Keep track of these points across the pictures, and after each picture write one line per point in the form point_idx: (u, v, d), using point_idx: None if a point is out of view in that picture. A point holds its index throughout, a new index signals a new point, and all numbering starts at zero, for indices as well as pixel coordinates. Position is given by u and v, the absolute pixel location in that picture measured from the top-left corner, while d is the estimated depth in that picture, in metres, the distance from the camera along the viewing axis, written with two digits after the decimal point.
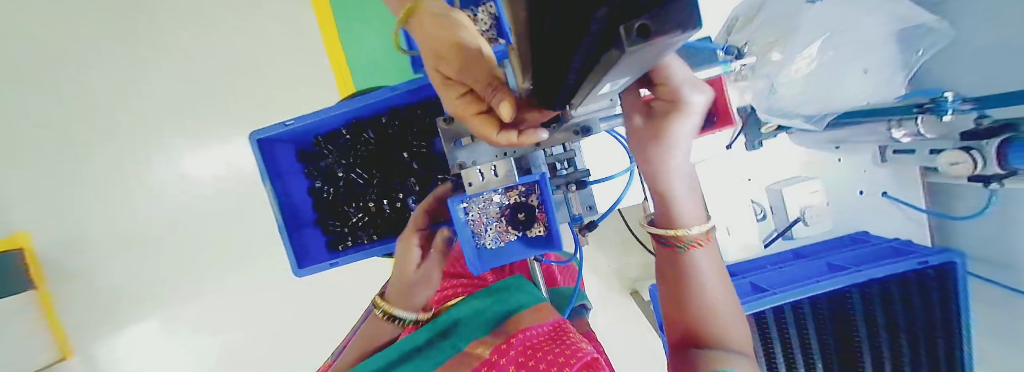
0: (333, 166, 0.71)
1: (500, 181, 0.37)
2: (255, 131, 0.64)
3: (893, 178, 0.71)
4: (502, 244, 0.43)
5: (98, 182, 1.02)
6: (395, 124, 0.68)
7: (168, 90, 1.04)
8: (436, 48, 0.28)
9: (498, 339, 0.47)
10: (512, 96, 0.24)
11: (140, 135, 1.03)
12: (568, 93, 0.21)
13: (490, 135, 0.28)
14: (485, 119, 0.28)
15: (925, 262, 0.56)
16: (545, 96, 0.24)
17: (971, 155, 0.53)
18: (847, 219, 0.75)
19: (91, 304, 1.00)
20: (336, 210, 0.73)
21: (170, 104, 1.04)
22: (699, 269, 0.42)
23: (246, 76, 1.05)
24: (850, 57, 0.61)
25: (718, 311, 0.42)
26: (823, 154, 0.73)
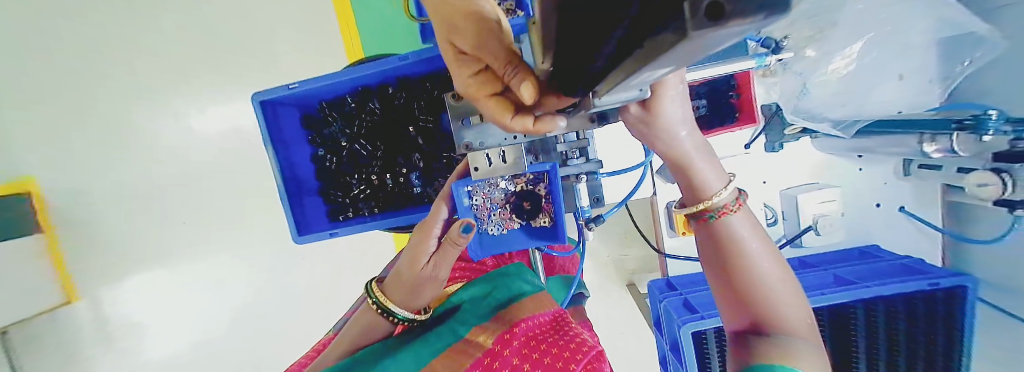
0: (337, 134, 0.69)
1: (509, 168, 0.36)
2: (258, 91, 0.62)
3: (911, 194, 0.69)
4: (505, 231, 0.42)
5: (100, 131, 1.00)
6: (403, 96, 0.65)
7: (170, 41, 1.00)
8: (450, 17, 0.26)
9: (498, 325, 0.47)
10: (534, 77, 0.22)
11: (142, 85, 1.01)
12: (594, 80, 0.19)
13: (503, 120, 0.26)
14: (499, 102, 0.26)
15: (936, 282, 0.54)
16: (568, 81, 0.21)
17: (1003, 176, 0.51)
18: (861, 231, 0.72)
19: (92, 251, 1.01)
20: (338, 181, 0.71)
21: (173, 56, 1.01)
22: (739, 239, 0.39)
23: (251, 32, 1.01)
24: (886, 61, 0.57)
25: (767, 281, 0.39)
26: (843, 162, 0.70)
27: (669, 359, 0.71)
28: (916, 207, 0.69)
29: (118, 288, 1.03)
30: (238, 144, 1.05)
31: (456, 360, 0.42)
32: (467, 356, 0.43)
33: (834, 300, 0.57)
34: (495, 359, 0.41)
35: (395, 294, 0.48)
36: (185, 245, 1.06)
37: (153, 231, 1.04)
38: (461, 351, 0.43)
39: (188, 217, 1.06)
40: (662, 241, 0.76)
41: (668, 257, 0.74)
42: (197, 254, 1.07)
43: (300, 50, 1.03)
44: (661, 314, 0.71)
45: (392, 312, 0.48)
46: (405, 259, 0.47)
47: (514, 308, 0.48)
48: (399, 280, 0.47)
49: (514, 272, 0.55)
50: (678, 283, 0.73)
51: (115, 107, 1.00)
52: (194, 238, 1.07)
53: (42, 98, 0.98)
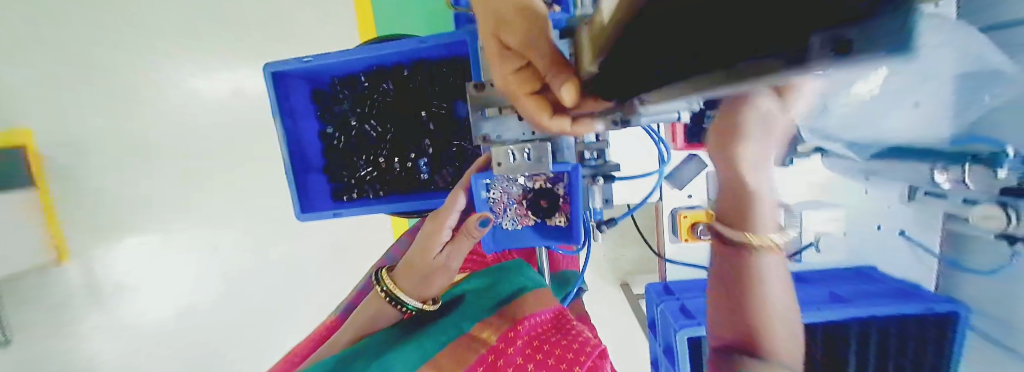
0: (347, 113, 0.68)
1: (532, 166, 0.36)
2: (271, 63, 0.61)
3: (914, 220, 0.69)
4: (519, 228, 0.42)
5: (100, 87, 0.97)
6: (417, 80, 0.64)
7: (180, 3, 0.99)
8: (499, 12, 0.25)
9: (503, 321, 0.46)
10: (579, 81, 0.22)
11: (147, 45, 0.99)
12: (646, 90, 0.19)
13: (541, 119, 0.26)
14: (537, 100, 0.26)
15: (929, 307, 0.56)
16: (616, 87, 0.21)
17: (1006, 210, 0.52)
18: (860, 252, 0.73)
19: (85, 210, 1.00)
20: (344, 161, 0.70)
21: (182, 19, 0.99)
22: (765, 271, 0.37)
23: (265, 0, 0.99)
24: (902, 86, 0.54)
25: (772, 314, 0.38)
26: (850, 182, 0.70)
27: (660, 361, 0.73)
28: (917, 233, 0.70)
29: (114, 248, 1.02)
30: (244, 113, 1.04)
31: (459, 355, 0.42)
32: (471, 353, 0.42)
33: (829, 316, 0.58)
34: (499, 356, 0.41)
35: (406, 281, 0.48)
36: (179, 211, 1.05)
37: (154, 194, 1.03)
38: (465, 345, 0.43)
39: (185, 184, 1.04)
40: (663, 246, 0.76)
41: (667, 262, 0.74)
42: (192, 222, 1.06)
43: (316, 24, 1.02)
44: (656, 317, 0.72)
45: (403, 302, 0.48)
46: (417, 246, 0.47)
47: (518, 303, 0.47)
48: (412, 268, 0.48)
49: (516, 266, 0.54)
50: (676, 287, 0.74)
51: (120, 65, 0.98)
52: (191, 205, 1.05)
53: (43, 49, 0.95)
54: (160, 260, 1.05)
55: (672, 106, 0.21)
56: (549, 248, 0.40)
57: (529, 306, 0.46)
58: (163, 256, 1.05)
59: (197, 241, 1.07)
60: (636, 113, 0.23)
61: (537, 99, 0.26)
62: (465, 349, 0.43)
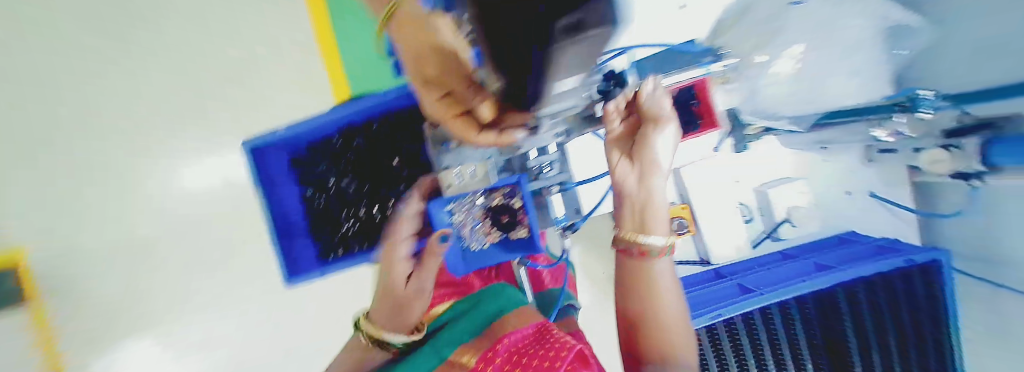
0: (326, 173, 0.72)
1: (478, 182, 0.40)
2: (249, 138, 0.65)
3: (877, 180, 0.72)
4: (486, 246, 0.45)
5: (97, 189, 1.02)
6: (386, 131, 0.69)
7: (158, 99, 1.03)
8: (411, 53, 0.29)
9: (483, 344, 0.46)
10: (491, 100, 0.27)
11: (132, 144, 1.03)
12: (532, 100, 0.24)
13: (471, 137, 0.32)
14: (467, 119, 0.31)
15: (910, 260, 0.56)
16: (514, 104, 0.26)
17: (952, 152, 0.54)
18: (836, 219, 0.75)
19: (78, 316, 1.00)
20: (328, 219, 0.73)
21: (159, 113, 1.03)
22: (657, 280, 0.43)
23: (237, 83, 1.04)
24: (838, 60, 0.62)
25: (664, 326, 0.42)
26: (807, 153, 0.74)
27: None
28: (886, 192, 0.72)
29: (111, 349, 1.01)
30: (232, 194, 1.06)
31: None
32: None
33: (814, 286, 0.59)
34: None
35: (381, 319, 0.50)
36: (169, 301, 1.04)
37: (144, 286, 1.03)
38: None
39: (174, 273, 1.04)
40: None
41: None
42: (182, 311, 1.04)
43: (288, 98, 1.05)
44: None
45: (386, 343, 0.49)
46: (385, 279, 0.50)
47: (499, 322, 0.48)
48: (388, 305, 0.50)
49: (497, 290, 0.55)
50: None
51: (114, 165, 1.03)
52: (180, 294, 1.04)
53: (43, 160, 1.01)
54: (153, 356, 1.03)
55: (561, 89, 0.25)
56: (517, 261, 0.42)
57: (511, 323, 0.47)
58: (156, 352, 1.03)
59: (188, 330, 1.04)
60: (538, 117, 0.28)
61: (465, 118, 0.31)
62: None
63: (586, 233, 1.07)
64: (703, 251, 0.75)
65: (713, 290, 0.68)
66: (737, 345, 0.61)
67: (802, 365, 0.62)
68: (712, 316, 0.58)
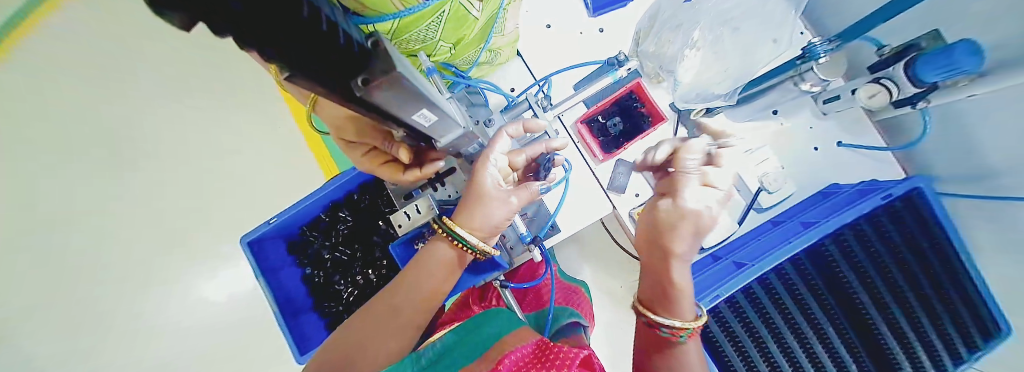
0: (320, 250, 0.77)
1: (424, 214, 0.51)
2: (246, 234, 0.72)
3: (839, 129, 0.74)
4: None
5: (139, 312, 1.11)
6: (366, 198, 0.75)
7: (163, 225, 1.11)
8: (336, 122, 0.35)
9: (482, 363, 0.42)
10: (406, 145, 0.33)
11: (148, 271, 1.11)
12: (429, 133, 0.30)
13: (399, 176, 0.36)
14: (393, 164, 0.36)
15: (890, 194, 0.56)
16: (418, 139, 0.32)
17: (886, 83, 0.56)
18: (816, 177, 0.74)
19: None
20: (330, 292, 0.77)
21: (169, 237, 1.11)
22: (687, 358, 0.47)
23: (233, 190, 1.12)
24: (755, 32, 0.63)
25: None
26: (761, 121, 0.76)
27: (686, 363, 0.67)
28: (850, 138, 0.73)
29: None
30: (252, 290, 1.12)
31: None
32: None
33: (801, 242, 0.58)
34: None
35: (414, 271, 0.49)
36: None
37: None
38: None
39: None
40: None
41: None
42: None
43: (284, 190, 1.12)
44: None
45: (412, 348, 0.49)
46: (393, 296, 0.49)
47: (499, 343, 0.46)
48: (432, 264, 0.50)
49: (495, 315, 0.54)
50: None
51: (145, 286, 1.11)
52: None
53: (86, 295, 1.10)
54: None
55: (456, 134, 0.31)
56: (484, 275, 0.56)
57: (511, 344, 0.45)
58: None
59: None
60: (445, 149, 0.33)
61: (393, 165, 0.36)
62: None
63: (590, 252, 1.07)
64: (694, 239, 0.74)
65: (710, 274, 0.66)
66: (747, 324, 0.59)
67: (823, 331, 0.57)
68: (711, 299, 0.57)
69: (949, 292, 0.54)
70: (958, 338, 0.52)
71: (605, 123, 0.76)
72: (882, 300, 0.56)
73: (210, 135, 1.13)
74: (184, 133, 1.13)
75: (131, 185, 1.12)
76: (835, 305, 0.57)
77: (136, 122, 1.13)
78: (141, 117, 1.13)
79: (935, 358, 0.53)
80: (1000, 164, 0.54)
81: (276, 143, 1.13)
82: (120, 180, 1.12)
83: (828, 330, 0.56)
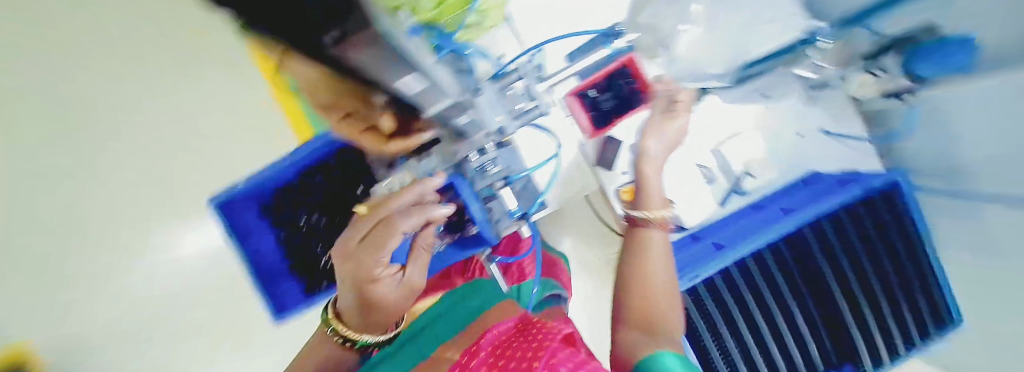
0: (294, 215, 0.74)
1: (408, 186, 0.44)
2: (214, 197, 0.69)
3: (826, 116, 0.74)
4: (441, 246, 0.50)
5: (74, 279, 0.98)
6: (343, 163, 0.71)
7: (103, 186, 0.99)
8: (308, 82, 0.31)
9: (466, 339, 0.44)
10: (390, 114, 0.31)
11: (85, 239, 0.99)
12: (414, 105, 0.28)
13: (382, 146, 0.35)
14: (376, 132, 0.34)
15: (868, 187, 0.59)
16: (403, 111, 0.30)
17: None
18: (795, 163, 0.76)
19: None
20: (306, 257, 0.75)
21: (111, 200, 1.00)
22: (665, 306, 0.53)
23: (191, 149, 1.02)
24: (753, 12, 0.63)
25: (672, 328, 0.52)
26: (754, 105, 0.75)
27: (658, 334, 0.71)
28: (837, 127, 0.74)
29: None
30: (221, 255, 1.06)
31: None
32: None
33: (778, 229, 0.61)
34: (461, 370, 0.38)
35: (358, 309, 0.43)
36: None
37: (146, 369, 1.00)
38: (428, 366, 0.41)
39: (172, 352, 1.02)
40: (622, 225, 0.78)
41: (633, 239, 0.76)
42: None
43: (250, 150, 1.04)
44: None
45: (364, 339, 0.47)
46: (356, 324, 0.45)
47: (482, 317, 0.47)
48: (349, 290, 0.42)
49: (482, 286, 0.56)
50: None
51: (86, 248, 0.99)
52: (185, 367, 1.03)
53: (15, 257, 0.97)
54: None
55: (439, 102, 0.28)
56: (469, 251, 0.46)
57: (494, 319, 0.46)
58: None
59: None
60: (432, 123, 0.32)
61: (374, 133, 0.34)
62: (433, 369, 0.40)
63: (569, 228, 1.08)
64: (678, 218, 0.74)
65: (692, 252, 0.69)
66: (722, 304, 0.62)
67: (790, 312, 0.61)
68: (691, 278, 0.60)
69: (908, 281, 0.58)
70: (912, 322, 0.58)
71: (596, 98, 0.73)
72: (847, 286, 0.60)
73: (157, 86, 1.00)
74: (123, 81, 0.99)
75: (62, 134, 0.97)
76: (806, 291, 0.61)
77: (69, 62, 0.97)
78: (73, 56, 0.97)
79: (890, 341, 0.58)
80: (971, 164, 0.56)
81: (238, 99, 1.03)
82: (55, 132, 0.97)
83: (796, 312, 0.61)
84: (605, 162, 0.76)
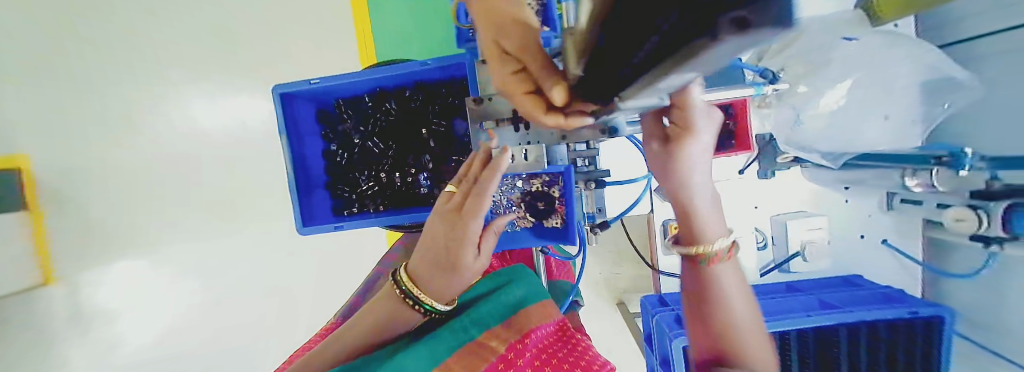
0: (351, 131, 0.72)
1: (530, 164, 0.40)
2: (280, 84, 0.64)
3: (894, 228, 0.72)
4: (516, 229, 0.46)
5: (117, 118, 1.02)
6: (419, 99, 0.68)
7: (175, 34, 1.03)
8: (502, 24, 0.29)
9: (508, 333, 0.47)
10: (564, 82, 0.25)
11: (141, 75, 1.02)
12: (616, 86, 0.22)
13: (534, 115, 0.28)
14: (529, 93, 0.29)
15: (916, 312, 0.57)
16: (593, 89, 0.24)
17: (976, 213, 0.50)
18: (848, 263, 0.75)
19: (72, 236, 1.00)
20: (348, 177, 0.73)
21: (177, 49, 1.02)
22: (726, 294, 0.44)
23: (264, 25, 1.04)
24: (874, 104, 0.61)
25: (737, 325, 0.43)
26: (829, 191, 0.74)
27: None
28: (898, 240, 0.72)
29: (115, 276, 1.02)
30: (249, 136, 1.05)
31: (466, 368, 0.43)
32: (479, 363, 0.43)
33: (817, 321, 0.59)
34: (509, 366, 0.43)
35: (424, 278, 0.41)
36: (175, 234, 1.04)
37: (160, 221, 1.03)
38: (474, 355, 0.44)
39: (178, 210, 1.04)
40: (657, 257, 0.80)
41: (663, 274, 0.77)
42: (185, 245, 1.05)
43: (316, 56, 1.07)
44: (653, 328, 0.73)
45: (422, 303, 0.43)
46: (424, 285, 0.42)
47: (523, 313, 0.49)
48: (425, 254, 0.40)
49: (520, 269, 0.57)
50: (670, 299, 0.76)
51: (137, 94, 1.02)
52: (184, 229, 1.04)
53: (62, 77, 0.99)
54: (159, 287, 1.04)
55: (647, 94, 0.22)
56: (544, 247, 0.43)
57: (536, 319, 0.48)
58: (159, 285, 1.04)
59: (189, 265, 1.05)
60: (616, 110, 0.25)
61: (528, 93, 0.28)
62: (474, 359, 0.44)
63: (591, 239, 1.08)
64: None
65: None
66: None
67: None
68: None
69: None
70: None
71: None
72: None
73: None
74: None
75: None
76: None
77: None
78: None
79: None
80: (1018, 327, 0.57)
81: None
82: None
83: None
84: None
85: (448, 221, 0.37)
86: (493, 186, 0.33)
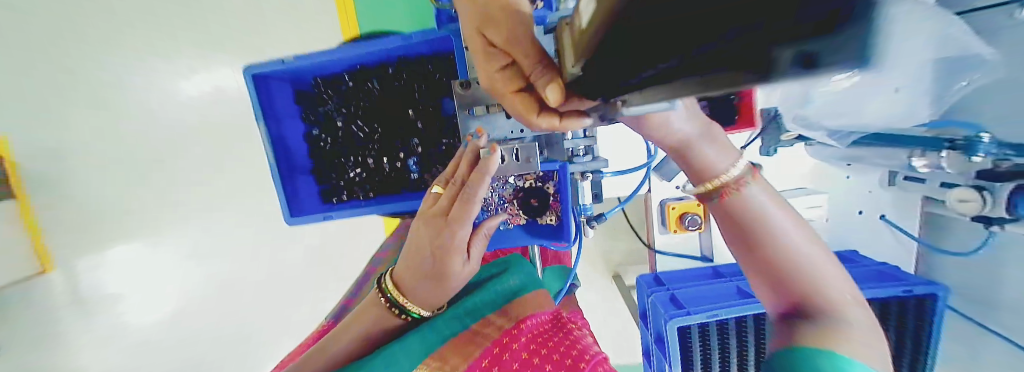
0: (333, 114, 0.67)
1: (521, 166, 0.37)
2: (251, 65, 0.59)
3: (893, 203, 0.72)
4: (509, 226, 0.44)
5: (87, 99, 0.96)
6: (403, 78, 0.63)
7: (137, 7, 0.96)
8: (483, 9, 0.24)
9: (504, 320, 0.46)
10: (562, 80, 0.22)
11: (101, 54, 0.96)
12: (623, 89, 0.19)
13: (528, 117, 0.26)
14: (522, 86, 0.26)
15: (911, 290, 0.58)
16: (595, 89, 0.21)
17: (982, 195, 0.50)
18: (843, 239, 0.75)
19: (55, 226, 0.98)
20: (333, 163, 0.69)
21: (140, 23, 0.96)
22: (769, 220, 0.41)
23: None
24: (893, 81, 0.53)
25: (792, 249, 0.40)
26: (830, 167, 0.72)
27: (651, 349, 0.74)
28: (896, 216, 0.72)
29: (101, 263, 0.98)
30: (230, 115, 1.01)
31: (463, 354, 0.42)
32: (474, 349, 0.43)
33: None
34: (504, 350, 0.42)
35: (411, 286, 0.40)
36: (156, 220, 1.01)
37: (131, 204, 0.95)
38: (469, 343, 0.43)
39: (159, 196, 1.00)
40: (653, 237, 0.79)
41: (659, 252, 0.77)
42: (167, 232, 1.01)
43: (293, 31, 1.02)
44: (648, 307, 0.74)
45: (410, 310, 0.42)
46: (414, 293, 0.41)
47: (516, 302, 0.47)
48: (411, 260, 0.39)
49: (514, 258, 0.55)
50: (666, 277, 0.77)
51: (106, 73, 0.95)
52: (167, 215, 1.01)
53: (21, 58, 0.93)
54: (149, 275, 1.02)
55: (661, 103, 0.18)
56: (540, 245, 0.42)
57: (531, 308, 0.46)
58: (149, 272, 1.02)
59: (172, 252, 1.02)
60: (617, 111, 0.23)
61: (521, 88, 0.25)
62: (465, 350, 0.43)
63: None
64: (708, 250, 0.77)
65: (712, 287, 0.69)
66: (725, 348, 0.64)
67: None
68: (709, 316, 0.60)
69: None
70: None
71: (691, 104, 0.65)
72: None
73: None
74: None
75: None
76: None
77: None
78: None
79: None
80: (1010, 301, 0.59)
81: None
82: None
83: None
84: (668, 172, 0.69)
85: (433, 225, 0.36)
86: (483, 190, 0.32)
